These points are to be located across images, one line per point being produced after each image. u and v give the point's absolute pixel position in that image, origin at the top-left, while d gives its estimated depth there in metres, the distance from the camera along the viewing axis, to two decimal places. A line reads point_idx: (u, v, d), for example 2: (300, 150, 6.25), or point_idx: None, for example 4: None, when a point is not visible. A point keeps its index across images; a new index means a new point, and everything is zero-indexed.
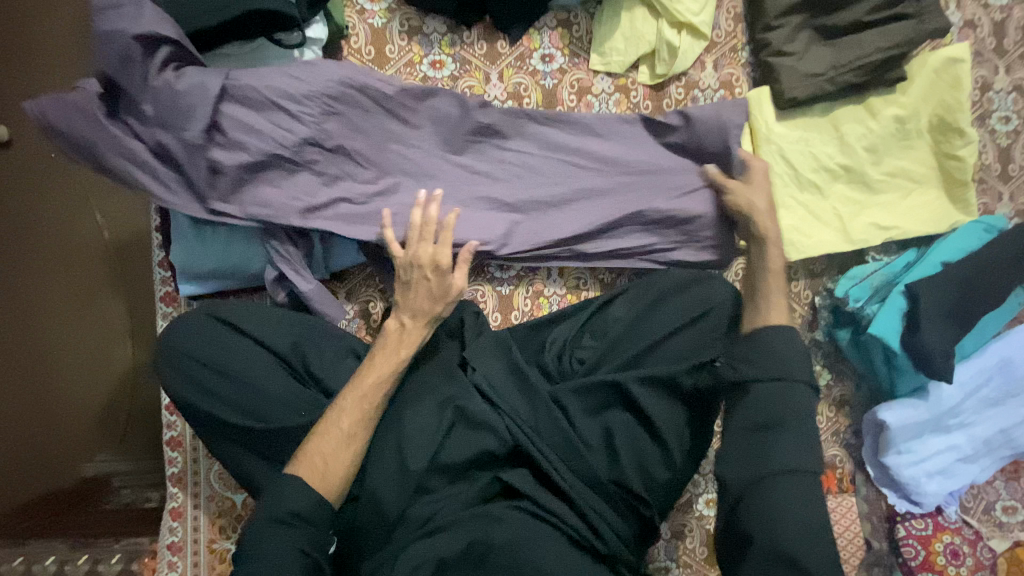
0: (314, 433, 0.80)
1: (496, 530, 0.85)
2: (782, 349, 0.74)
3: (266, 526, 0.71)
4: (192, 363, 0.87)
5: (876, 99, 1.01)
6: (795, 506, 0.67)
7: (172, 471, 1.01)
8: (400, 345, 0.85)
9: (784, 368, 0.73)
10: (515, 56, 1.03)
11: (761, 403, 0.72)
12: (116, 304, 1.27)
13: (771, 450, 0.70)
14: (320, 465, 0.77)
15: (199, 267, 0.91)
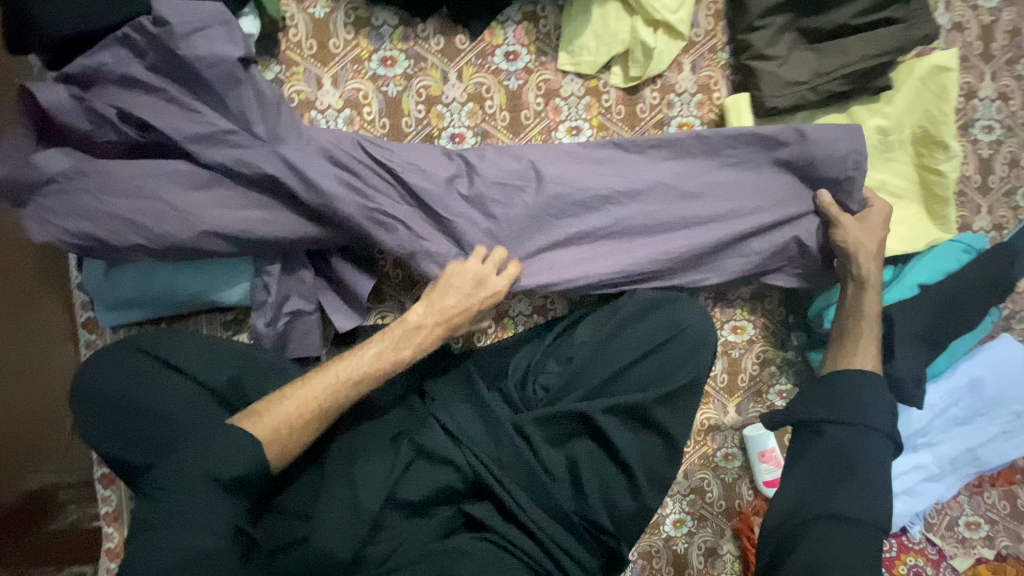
0: (281, 393, 0.71)
1: (460, 566, 0.78)
2: (862, 397, 0.76)
3: (200, 481, 0.60)
4: (115, 405, 0.77)
5: (858, 108, 0.96)
6: (852, 552, 0.64)
7: (105, 510, 0.94)
8: (408, 344, 0.79)
9: (860, 412, 0.74)
10: (475, 53, 0.93)
11: (836, 443, 0.73)
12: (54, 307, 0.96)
13: (839, 491, 0.69)
14: (277, 429, 0.68)
15: (119, 297, 0.80)
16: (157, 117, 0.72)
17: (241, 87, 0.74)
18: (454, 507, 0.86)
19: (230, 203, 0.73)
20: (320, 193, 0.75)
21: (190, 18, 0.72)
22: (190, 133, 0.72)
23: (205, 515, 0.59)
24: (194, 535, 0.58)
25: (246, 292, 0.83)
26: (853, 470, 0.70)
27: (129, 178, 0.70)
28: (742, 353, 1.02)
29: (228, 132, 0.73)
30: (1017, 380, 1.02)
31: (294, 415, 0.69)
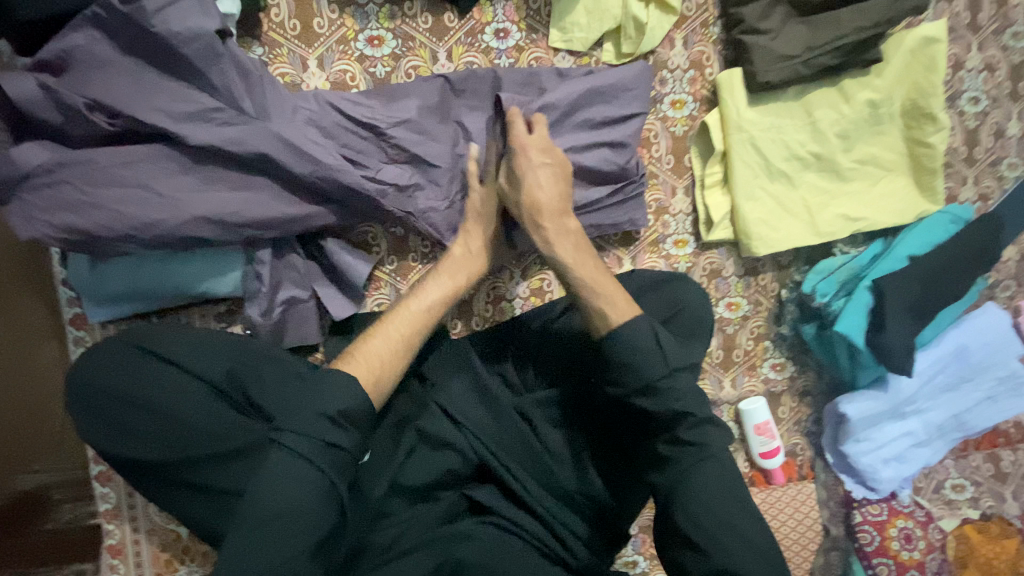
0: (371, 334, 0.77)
1: (464, 547, 0.80)
2: (632, 358, 0.74)
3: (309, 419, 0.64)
4: (109, 402, 0.75)
5: (849, 81, 0.96)
6: (713, 498, 0.72)
7: (104, 507, 0.93)
8: (465, 266, 0.84)
9: (644, 369, 0.74)
10: (464, 31, 0.90)
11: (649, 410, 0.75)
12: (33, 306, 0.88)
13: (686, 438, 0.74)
14: (373, 362, 0.74)
15: (102, 291, 0.77)
16: (138, 101, 0.68)
17: (222, 62, 0.70)
18: (458, 491, 0.88)
19: (225, 187, 0.72)
20: (323, 166, 0.75)
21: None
22: (176, 113, 0.68)
23: (309, 482, 0.62)
24: (299, 488, 0.62)
25: (237, 281, 0.80)
26: (684, 428, 0.74)
27: (112, 166, 0.67)
28: (737, 329, 1.03)
29: (215, 110, 0.70)
30: (1002, 346, 1.05)
31: (386, 350, 0.75)
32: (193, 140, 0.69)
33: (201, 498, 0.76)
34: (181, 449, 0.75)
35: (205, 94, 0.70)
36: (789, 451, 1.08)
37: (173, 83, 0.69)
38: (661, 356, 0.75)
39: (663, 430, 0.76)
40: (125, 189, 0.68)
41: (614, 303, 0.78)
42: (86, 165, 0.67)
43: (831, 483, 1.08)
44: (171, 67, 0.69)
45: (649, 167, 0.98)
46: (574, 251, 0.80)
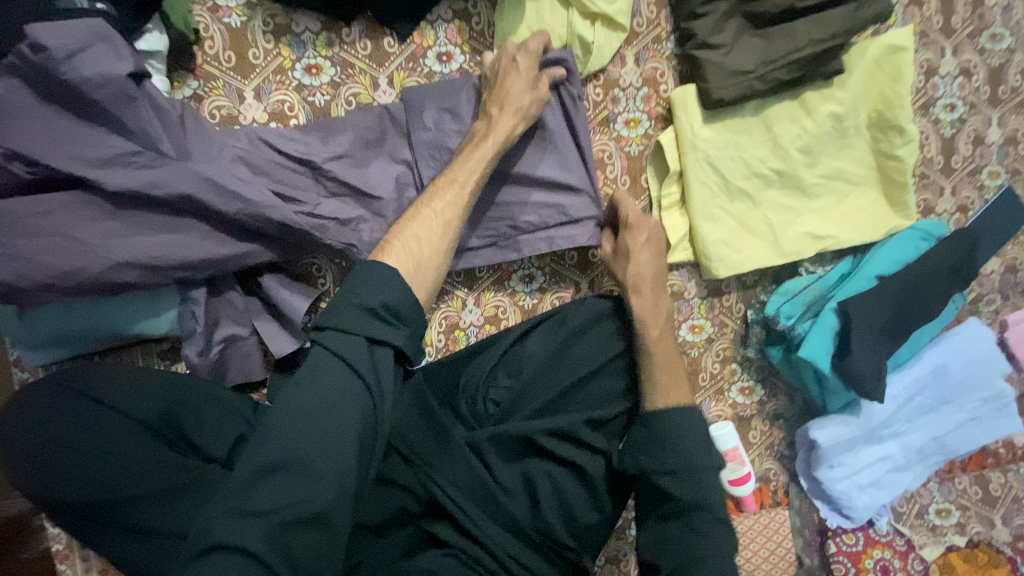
0: (407, 220, 0.74)
1: None
2: (680, 438, 0.77)
3: (355, 315, 0.63)
4: (42, 446, 0.73)
5: (811, 94, 0.92)
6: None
7: (56, 548, 0.91)
8: (491, 137, 0.79)
9: (687, 458, 0.76)
10: (405, 56, 0.88)
11: (669, 490, 0.75)
12: None
13: (704, 532, 0.72)
14: (414, 245, 0.72)
15: (41, 336, 0.76)
16: (53, 148, 0.66)
17: (137, 105, 0.69)
18: (414, 526, 0.86)
19: (151, 231, 0.70)
20: (252, 207, 0.73)
21: (74, 37, 0.65)
22: (91, 158, 0.67)
23: (348, 388, 0.60)
24: (337, 392, 0.59)
25: (173, 321, 0.79)
26: (694, 510, 0.73)
27: (30, 214, 0.66)
28: (701, 352, 0.99)
29: (132, 154, 0.68)
30: (984, 366, 1.00)
31: (425, 236, 0.73)
32: (112, 186, 0.67)
33: (132, 546, 0.73)
34: (111, 493, 0.72)
35: (124, 137, 0.69)
36: (762, 477, 1.04)
37: (91, 127, 0.67)
38: (705, 446, 0.78)
39: (678, 514, 0.74)
40: (42, 237, 0.66)
41: (664, 389, 0.83)
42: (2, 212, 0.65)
43: (805, 509, 1.03)
44: (87, 111, 0.67)
45: (603, 188, 0.95)
46: (657, 334, 0.87)
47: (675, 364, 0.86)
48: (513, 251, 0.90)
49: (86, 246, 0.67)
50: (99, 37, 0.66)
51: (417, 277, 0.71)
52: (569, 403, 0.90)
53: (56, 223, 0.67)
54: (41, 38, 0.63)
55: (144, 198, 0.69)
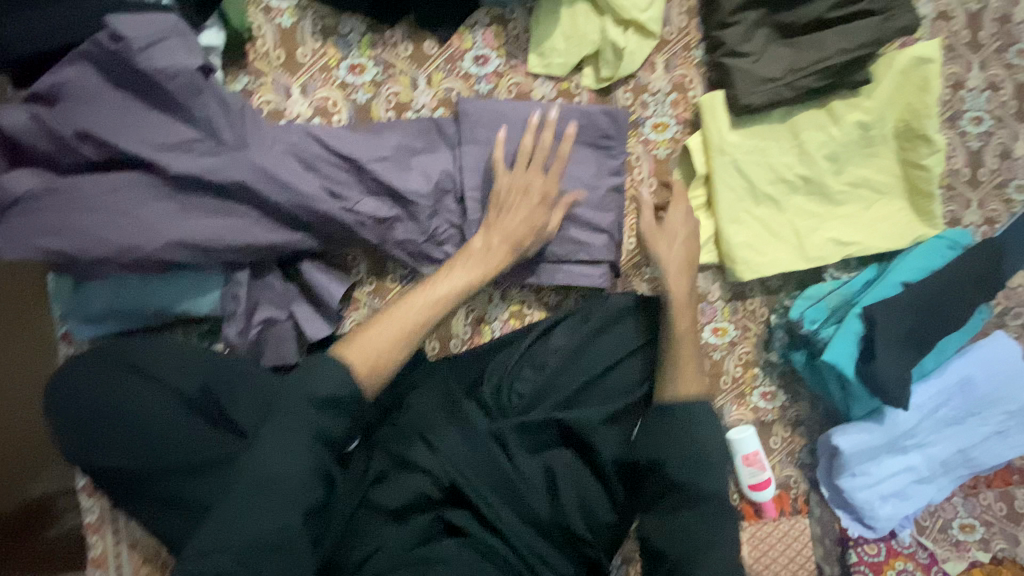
0: (364, 328, 0.77)
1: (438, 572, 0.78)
2: (698, 429, 0.82)
3: (298, 405, 0.66)
4: (88, 415, 0.77)
5: (838, 103, 0.94)
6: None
7: (87, 520, 0.93)
8: (484, 262, 0.84)
9: (697, 452, 0.80)
10: (444, 58, 0.92)
11: (680, 481, 0.79)
12: None
13: (709, 525, 0.76)
14: (364, 349, 0.74)
15: (93, 308, 0.80)
16: (123, 131, 0.71)
17: (203, 96, 0.73)
18: (432, 513, 0.86)
19: (203, 213, 0.74)
20: (300, 194, 0.77)
21: (152, 30, 0.71)
22: (156, 142, 0.72)
23: (301, 462, 0.65)
24: (289, 458, 0.64)
25: (216, 301, 0.83)
26: (703, 500, 0.78)
27: (95, 192, 0.70)
28: (724, 355, 0.99)
29: (195, 140, 0.74)
30: (1011, 378, 0.99)
31: (389, 340, 0.76)
32: (173, 168, 0.72)
33: (168, 513, 0.78)
34: (152, 463, 0.77)
35: (188, 125, 0.74)
36: (783, 484, 1.03)
37: (159, 114, 0.73)
38: (720, 441, 0.83)
39: (687, 501, 0.78)
40: (106, 214, 0.71)
41: (682, 378, 0.86)
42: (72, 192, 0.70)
43: (826, 518, 1.02)
44: (157, 99, 0.73)
45: (631, 190, 0.97)
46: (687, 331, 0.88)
47: (696, 361, 0.87)
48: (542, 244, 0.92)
49: (141, 225, 0.71)
50: (172, 32, 0.72)
51: (372, 378, 0.73)
52: (591, 398, 0.93)
53: (116, 201, 0.71)
54: (122, 30, 0.70)
55: (200, 181, 0.73)
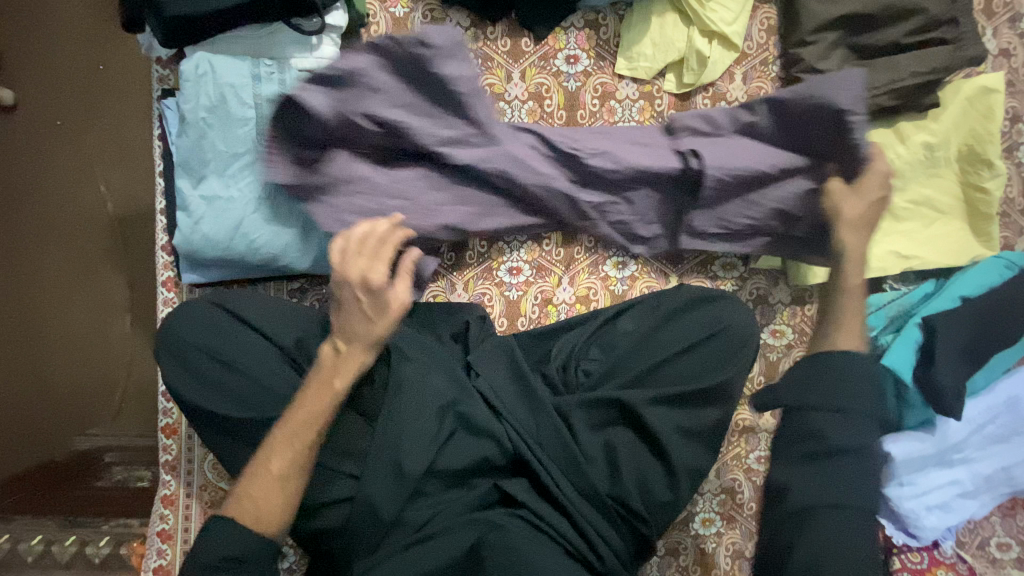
0: (249, 471, 0.74)
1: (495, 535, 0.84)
2: (861, 384, 0.70)
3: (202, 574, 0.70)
4: (195, 352, 0.82)
5: (906, 124, 0.99)
6: (839, 546, 0.63)
7: (166, 458, 1.00)
8: (333, 375, 0.76)
9: (849, 410, 0.68)
10: (538, 55, 0.99)
11: (836, 441, 0.67)
12: (116, 279, 1.32)
13: (839, 481, 0.66)
14: (254, 507, 0.72)
15: (203, 256, 0.87)
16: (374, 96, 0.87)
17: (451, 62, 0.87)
18: (491, 481, 0.91)
19: None
20: None
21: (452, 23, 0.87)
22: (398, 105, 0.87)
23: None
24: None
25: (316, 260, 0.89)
26: (843, 457, 0.66)
27: None
28: (780, 357, 1.03)
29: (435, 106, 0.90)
30: None
31: (267, 492, 0.72)
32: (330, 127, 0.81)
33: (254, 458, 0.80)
34: (246, 406, 0.80)
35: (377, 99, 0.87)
36: None
37: (300, 83, 0.87)
38: (876, 396, 0.70)
39: (822, 453, 0.67)
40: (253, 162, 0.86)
41: (845, 333, 0.75)
42: (225, 141, 0.85)
43: None
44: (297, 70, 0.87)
45: None
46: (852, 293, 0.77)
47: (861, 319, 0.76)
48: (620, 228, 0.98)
49: None
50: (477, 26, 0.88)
51: (263, 522, 0.72)
52: (660, 378, 0.91)
53: None
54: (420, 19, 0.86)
55: None
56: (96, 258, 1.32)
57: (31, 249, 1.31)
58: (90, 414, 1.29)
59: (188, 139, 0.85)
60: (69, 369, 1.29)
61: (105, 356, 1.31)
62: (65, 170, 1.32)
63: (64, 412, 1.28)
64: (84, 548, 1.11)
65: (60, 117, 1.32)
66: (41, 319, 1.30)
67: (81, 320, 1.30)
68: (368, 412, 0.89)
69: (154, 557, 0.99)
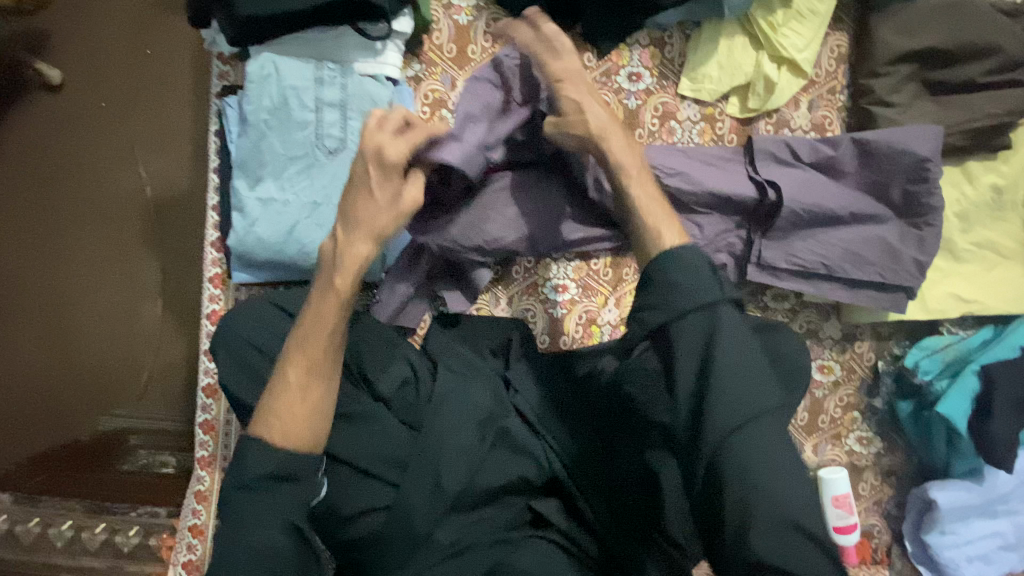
0: (268, 393, 0.67)
1: (518, 556, 0.84)
2: (681, 285, 0.65)
3: (240, 496, 0.63)
4: (248, 352, 0.81)
5: (974, 164, 0.96)
6: (758, 453, 0.60)
7: (201, 454, 1.00)
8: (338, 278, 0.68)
9: (682, 301, 0.65)
10: (600, 71, 0.97)
11: (705, 369, 0.62)
12: (150, 262, 1.30)
13: (729, 392, 0.62)
14: (280, 423, 0.65)
15: (254, 258, 0.86)
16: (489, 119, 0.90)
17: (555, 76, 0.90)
18: (524, 500, 0.91)
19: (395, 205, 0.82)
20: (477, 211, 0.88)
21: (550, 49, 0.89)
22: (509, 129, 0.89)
23: (270, 526, 0.62)
24: (263, 535, 0.61)
25: None
26: (718, 381, 0.62)
27: None
28: (825, 393, 1.01)
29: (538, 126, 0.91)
30: None
31: (289, 405, 0.66)
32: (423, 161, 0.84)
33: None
34: None
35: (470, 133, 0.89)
36: (865, 531, 1.03)
37: (361, 89, 0.87)
38: (714, 285, 0.65)
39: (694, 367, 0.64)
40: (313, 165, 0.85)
41: (656, 239, 0.71)
42: (284, 144, 0.84)
43: (907, 572, 1.02)
44: (359, 76, 0.87)
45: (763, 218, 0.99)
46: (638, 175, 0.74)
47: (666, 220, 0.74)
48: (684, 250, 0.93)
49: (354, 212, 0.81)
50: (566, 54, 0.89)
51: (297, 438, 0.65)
52: None
53: None
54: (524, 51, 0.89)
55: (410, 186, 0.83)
56: (128, 240, 1.31)
57: (68, 231, 1.30)
58: (114, 396, 1.26)
59: (248, 140, 0.84)
60: (100, 351, 1.28)
61: (131, 339, 1.28)
62: (106, 154, 1.32)
63: (89, 391, 1.26)
64: (114, 537, 1.12)
65: (105, 100, 1.33)
66: (73, 299, 1.29)
67: (113, 302, 1.29)
68: (412, 421, 0.89)
69: (185, 551, 0.99)
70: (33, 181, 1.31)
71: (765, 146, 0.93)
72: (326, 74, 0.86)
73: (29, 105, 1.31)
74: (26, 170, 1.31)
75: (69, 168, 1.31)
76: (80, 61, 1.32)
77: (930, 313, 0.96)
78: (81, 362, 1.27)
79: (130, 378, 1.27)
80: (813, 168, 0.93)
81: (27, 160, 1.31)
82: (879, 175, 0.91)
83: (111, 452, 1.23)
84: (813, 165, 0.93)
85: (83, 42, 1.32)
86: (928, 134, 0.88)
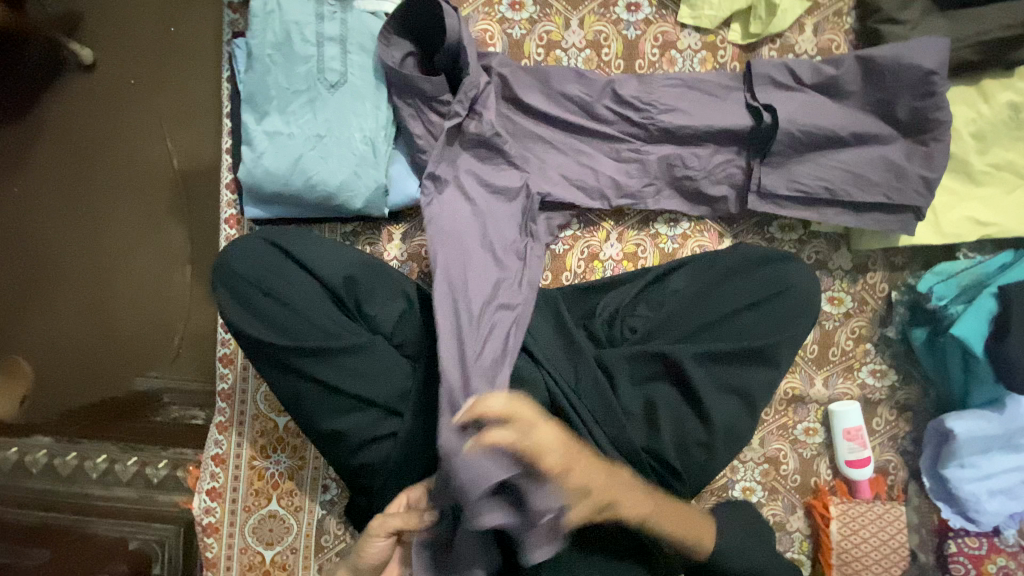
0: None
1: None
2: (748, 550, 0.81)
3: None
4: (248, 287, 0.85)
5: (989, 81, 0.92)
6: None
7: (222, 387, 1.05)
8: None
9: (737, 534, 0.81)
10: (598, 4, 0.97)
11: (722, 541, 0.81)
12: (177, 230, 1.34)
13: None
14: None
15: (261, 190, 0.89)
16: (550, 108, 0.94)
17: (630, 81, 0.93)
18: None
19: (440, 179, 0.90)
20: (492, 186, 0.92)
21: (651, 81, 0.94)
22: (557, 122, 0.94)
23: None
24: None
25: (368, 196, 0.90)
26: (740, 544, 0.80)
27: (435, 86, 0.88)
28: (837, 325, 0.99)
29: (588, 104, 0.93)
30: None
31: None
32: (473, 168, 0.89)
33: (315, 392, 0.85)
34: (294, 338, 0.84)
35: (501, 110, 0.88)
36: (880, 468, 1.01)
37: (361, 24, 0.90)
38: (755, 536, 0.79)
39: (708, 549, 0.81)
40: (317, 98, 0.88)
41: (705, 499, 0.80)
42: (288, 78, 0.88)
43: (924, 508, 1.00)
44: (359, 11, 0.90)
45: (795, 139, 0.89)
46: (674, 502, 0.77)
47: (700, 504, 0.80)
48: (696, 178, 0.94)
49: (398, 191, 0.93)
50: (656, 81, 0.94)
51: None
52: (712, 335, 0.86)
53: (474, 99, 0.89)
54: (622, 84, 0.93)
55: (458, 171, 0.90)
56: (155, 207, 1.35)
57: (104, 198, 1.36)
58: (149, 356, 1.30)
59: (255, 75, 0.89)
60: (132, 315, 1.32)
61: (161, 306, 1.32)
62: (136, 124, 1.37)
63: (123, 354, 1.31)
64: (144, 469, 1.19)
65: (133, 77, 1.37)
66: (105, 262, 1.35)
67: (143, 267, 1.34)
68: (411, 353, 0.90)
69: (207, 480, 1.04)
70: (74, 151, 1.37)
71: (765, 69, 0.91)
72: (330, 12, 0.89)
73: (63, 84, 1.38)
74: (65, 141, 1.38)
75: (102, 135, 1.37)
76: (111, 32, 1.38)
77: (944, 240, 0.93)
78: (116, 320, 1.33)
79: (156, 342, 1.31)
80: (817, 90, 0.91)
81: (65, 131, 1.38)
82: (886, 89, 0.88)
83: (142, 409, 1.27)
84: (816, 86, 0.91)
85: (111, 17, 1.38)
86: (933, 45, 0.86)
